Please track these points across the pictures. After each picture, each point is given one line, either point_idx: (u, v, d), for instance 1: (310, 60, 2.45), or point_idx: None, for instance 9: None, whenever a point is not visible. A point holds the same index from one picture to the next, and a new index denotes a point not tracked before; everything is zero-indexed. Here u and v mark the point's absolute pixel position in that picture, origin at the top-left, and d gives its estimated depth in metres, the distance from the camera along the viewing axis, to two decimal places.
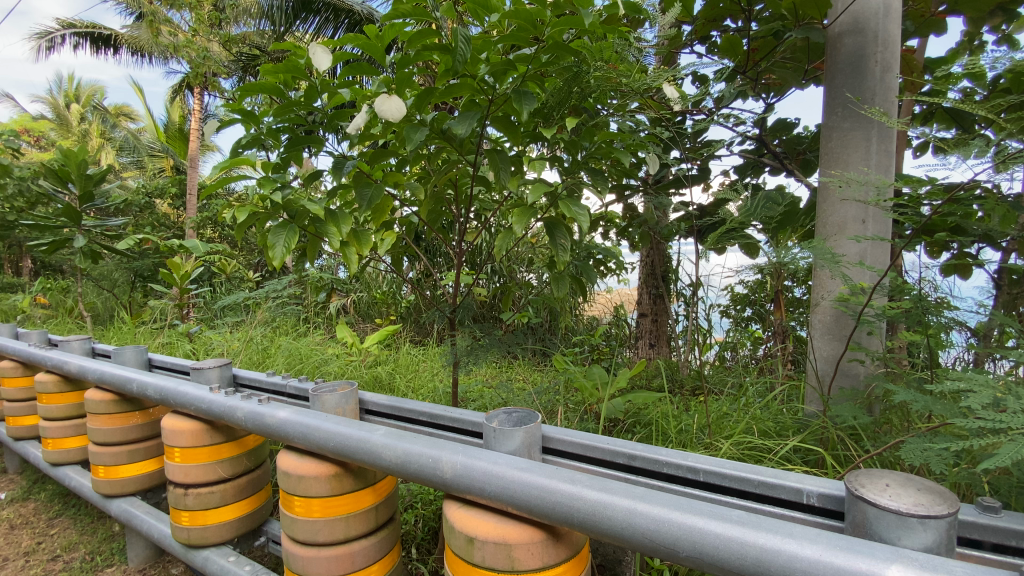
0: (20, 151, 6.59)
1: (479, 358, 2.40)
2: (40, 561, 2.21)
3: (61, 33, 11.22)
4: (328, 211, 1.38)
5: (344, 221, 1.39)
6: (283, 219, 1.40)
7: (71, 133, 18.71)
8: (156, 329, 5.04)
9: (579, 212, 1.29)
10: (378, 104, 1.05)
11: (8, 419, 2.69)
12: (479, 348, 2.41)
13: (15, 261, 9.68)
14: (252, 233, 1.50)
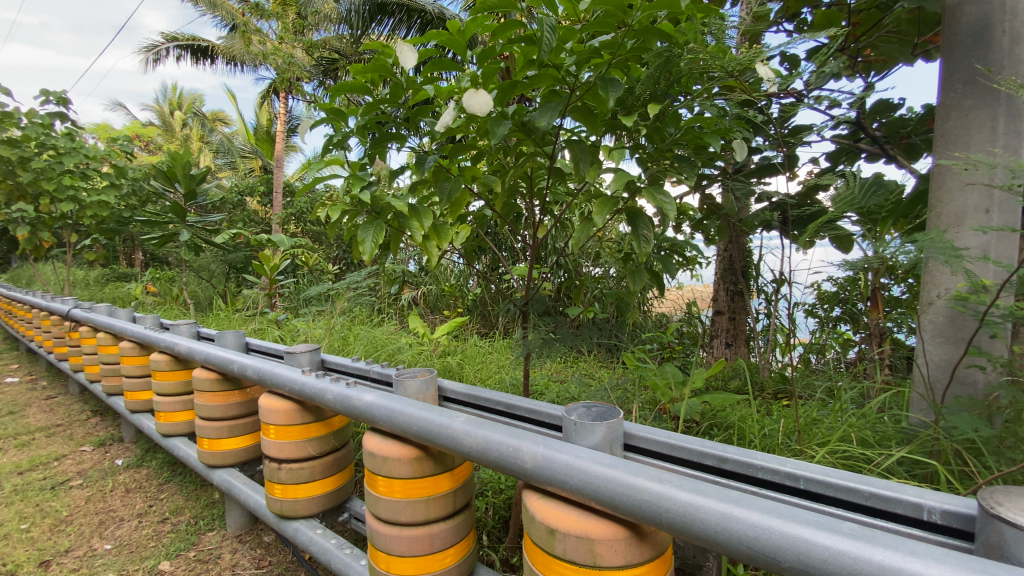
0: (134, 154, 7.37)
1: (551, 352, 2.41)
2: (152, 522, 2.47)
3: (166, 46, 12.37)
4: (411, 205, 1.42)
5: (425, 215, 1.42)
6: (370, 214, 1.45)
7: (176, 138, 20.66)
8: (248, 316, 5.48)
9: (664, 202, 1.25)
10: (466, 98, 1.06)
11: (127, 393, 3.03)
12: (550, 342, 2.42)
13: (130, 253, 10.87)
14: (340, 228, 1.58)
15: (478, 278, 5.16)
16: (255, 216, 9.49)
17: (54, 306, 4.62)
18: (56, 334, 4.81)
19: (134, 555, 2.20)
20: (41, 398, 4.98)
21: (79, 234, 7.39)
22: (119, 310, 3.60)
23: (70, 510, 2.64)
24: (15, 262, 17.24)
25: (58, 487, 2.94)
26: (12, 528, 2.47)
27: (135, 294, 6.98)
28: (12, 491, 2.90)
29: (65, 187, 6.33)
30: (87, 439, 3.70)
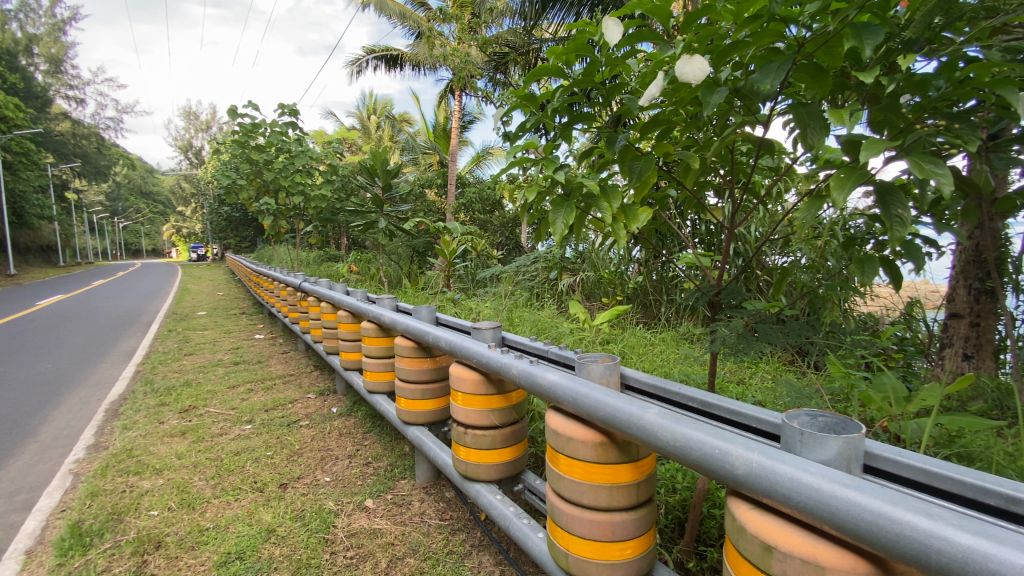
0: (343, 154, 8.71)
1: (747, 350, 2.19)
2: (359, 463, 2.93)
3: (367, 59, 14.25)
4: (602, 187, 1.41)
5: (616, 197, 1.40)
6: (561, 195, 1.47)
7: (372, 139, 23.85)
8: (428, 295, 6.11)
9: (936, 169, 1.01)
10: (680, 67, 1.02)
11: (343, 353, 3.62)
12: (750, 337, 2.20)
13: (338, 238, 12.93)
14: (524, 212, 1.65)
15: (641, 265, 4.96)
16: (432, 205, 10.50)
17: (290, 280, 5.73)
18: (290, 303, 5.96)
19: (346, 489, 2.63)
20: (280, 352, 6.26)
21: (305, 222, 9.03)
22: (337, 285, 4.33)
23: (301, 444, 3.27)
24: (261, 243, 21.95)
25: (293, 424, 3.66)
26: (263, 453, 3.15)
27: (342, 273, 8.31)
28: (263, 424, 3.70)
29: (296, 183, 7.75)
30: (311, 389, 4.55)
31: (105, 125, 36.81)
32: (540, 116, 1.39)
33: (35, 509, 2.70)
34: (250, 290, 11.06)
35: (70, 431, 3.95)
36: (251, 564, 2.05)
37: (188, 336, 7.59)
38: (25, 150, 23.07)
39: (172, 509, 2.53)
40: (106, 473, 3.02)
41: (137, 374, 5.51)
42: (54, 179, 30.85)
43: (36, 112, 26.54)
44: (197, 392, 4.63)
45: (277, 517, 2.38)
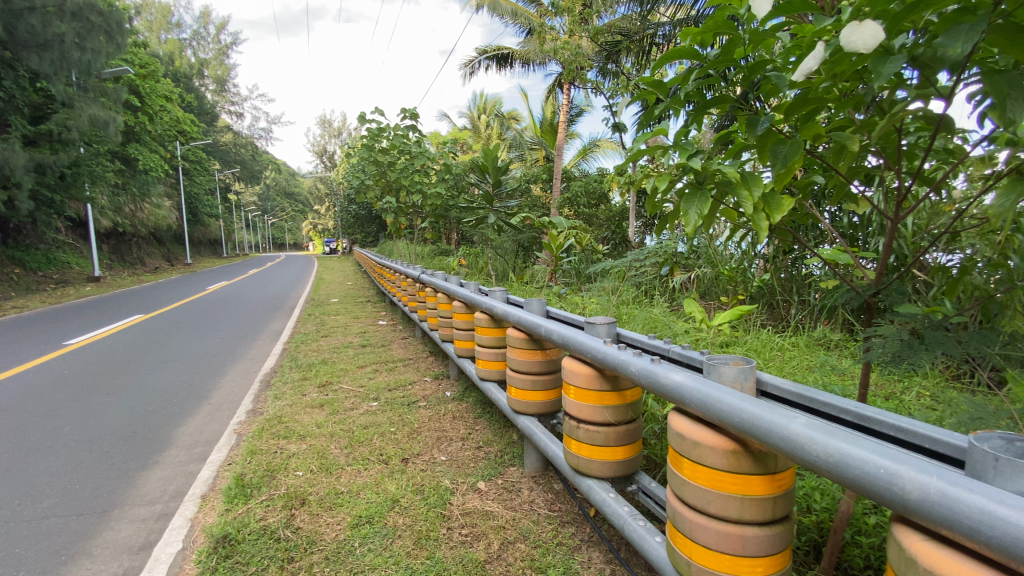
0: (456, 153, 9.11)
1: (915, 362, 1.86)
2: (472, 446, 3.07)
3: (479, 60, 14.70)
4: (741, 173, 1.34)
5: (757, 184, 1.32)
6: (694, 184, 1.42)
7: (482, 137, 24.64)
8: (535, 289, 6.17)
9: None
10: (846, 34, 0.95)
11: (457, 341, 3.80)
12: (917, 346, 1.88)
13: (449, 233, 13.60)
14: (651, 203, 1.64)
15: (767, 262, 4.54)
16: (538, 200, 10.60)
17: (410, 272, 6.16)
18: (410, 293, 6.41)
19: (461, 470, 2.77)
20: (400, 338, 6.77)
21: (422, 218, 9.62)
22: (451, 277, 4.57)
23: (420, 423, 3.51)
24: (383, 238, 23.84)
25: (412, 404, 3.94)
26: (387, 429, 3.43)
27: (454, 266, 8.72)
28: (387, 402, 4.03)
29: (415, 182, 8.29)
30: (427, 373, 4.86)
31: (259, 135, 42.31)
32: (671, 102, 1.35)
33: (210, 460, 3.22)
34: (374, 280, 12.07)
35: (234, 397, 4.65)
36: (378, 529, 2.25)
37: (323, 320, 8.50)
38: (200, 159, 27.43)
39: (313, 471, 2.87)
40: (262, 435, 3.50)
41: (284, 351, 6.31)
42: (220, 183, 36.29)
43: (207, 126, 31.31)
44: (331, 370, 5.18)
45: (400, 489, 2.59)
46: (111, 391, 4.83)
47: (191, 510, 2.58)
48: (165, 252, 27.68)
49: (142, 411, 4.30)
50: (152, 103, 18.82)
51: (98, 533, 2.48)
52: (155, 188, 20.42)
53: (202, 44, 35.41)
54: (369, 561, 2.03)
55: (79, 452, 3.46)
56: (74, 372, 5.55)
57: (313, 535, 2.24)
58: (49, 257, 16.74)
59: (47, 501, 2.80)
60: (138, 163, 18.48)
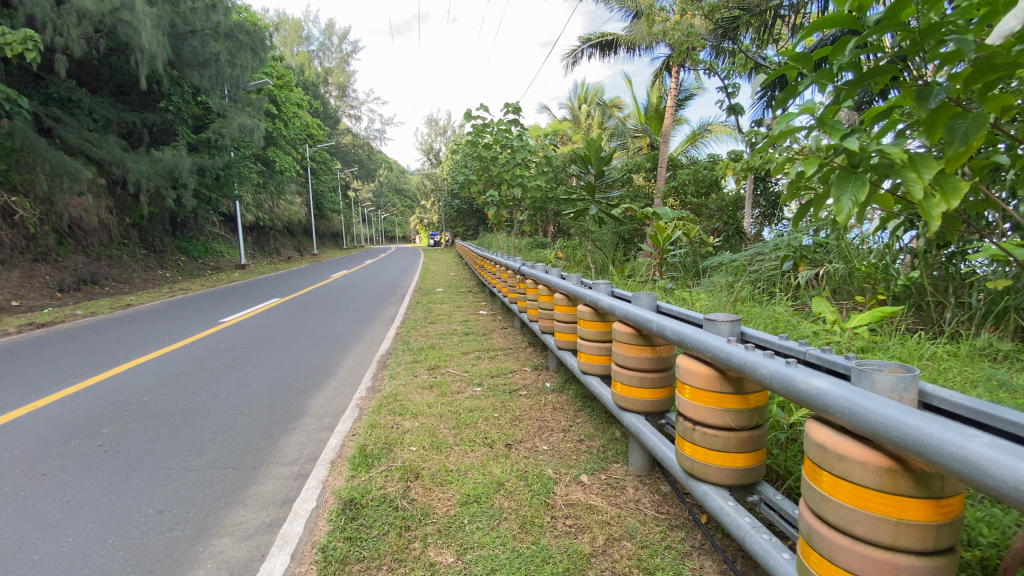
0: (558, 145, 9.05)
1: None
2: (574, 439, 3.07)
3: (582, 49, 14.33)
4: (909, 154, 1.41)
5: (926, 166, 1.38)
6: (850, 164, 1.54)
7: (582, 128, 24.31)
8: (637, 284, 5.96)
9: None
10: None
11: (558, 333, 3.80)
12: None
13: (549, 225, 13.62)
14: (793, 184, 1.79)
15: (916, 257, 3.93)
16: (641, 189, 10.20)
17: (511, 264, 6.26)
18: (510, 284, 6.53)
19: (563, 461, 2.79)
20: (500, 327, 6.95)
21: (523, 210, 9.74)
22: (553, 269, 4.57)
23: (522, 411, 3.58)
24: (483, 230, 24.63)
25: (513, 392, 4.04)
26: (491, 414, 3.55)
27: (551, 259, 8.74)
28: (490, 388, 4.17)
29: (516, 176, 8.39)
30: (527, 362, 4.94)
31: (374, 135, 45.64)
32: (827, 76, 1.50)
33: (338, 430, 3.58)
34: (475, 271, 12.49)
35: (355, 374, 5.12)
36: (485, 510, 2.34)
37: (430, 308, 9.00)
38: (324, 159, 30.32)
39: (425, 448, 3.06)
40: (380, 411, 3.80)
41: (397, 335, 6.80)
42: (342, 181, 39.82)
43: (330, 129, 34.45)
44: (439, 354, 5.47)
45: (505, 473, 2.67)
46: (257, 364, 5.57)
47: (323, 474, 2.89)
48: (296, 243, 31.06)
49: (282, 382, 4.90)
50: (286, 110, 21.10)
51: (249, 486, 2.87)
52: (289, 186, 22.93)
53: (328, 54, 38.87)
54: (477, 539, 2.12)
55: (234, 415, 4.03)
56: (228, 346, 6.47)
57: (426, 508, 2.39)
58: (207, 248, 19.58)
59: (210, 454, 3.31)
60: (275, 165, 20.86)
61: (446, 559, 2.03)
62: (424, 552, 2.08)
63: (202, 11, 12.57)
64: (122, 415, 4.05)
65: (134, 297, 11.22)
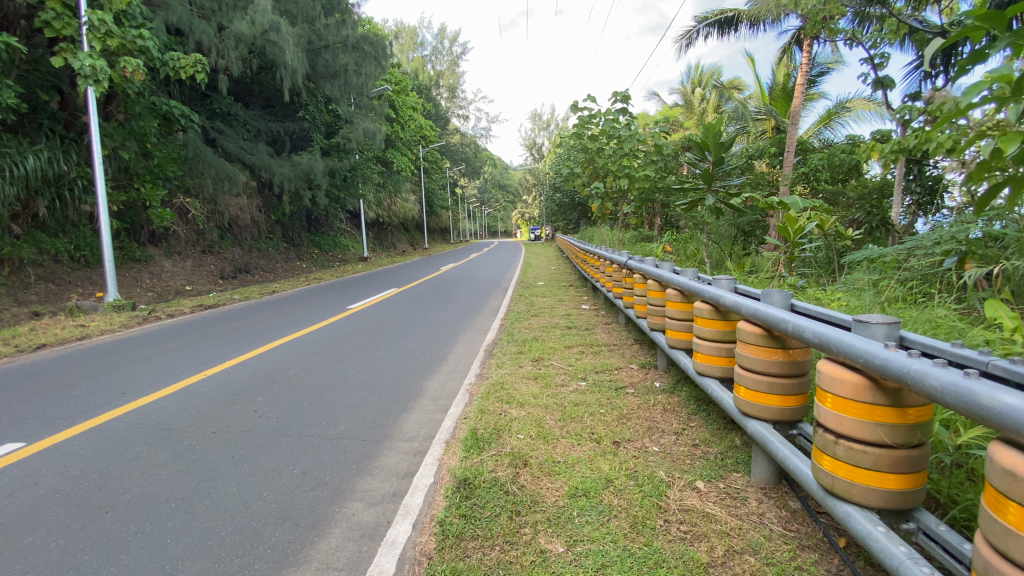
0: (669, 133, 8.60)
1: None
2: (687, 443, 2.92)
3: (697, 29, 13.37)
4: None
5: None
6: None
7: (695, 114, 22.91)
8: (759, 283, 5.46)
9: None
10: None
11: (670, 331, 3.63)
12: None
13: (656, 218, 13.04)
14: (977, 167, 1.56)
15: None
16: (763, 178, 9.36)
17: (617, 257, 6.09)
18: (616, 279, 6.36)
19: (676, 464, 2.67)
20: (604, 322, 6.83)
21: (629, 203, 9.43)
22: (665, 264, 4.37)
23: (629, 409, 3.49)
24: (587, 223, 24.40)
25: (620, 389, 3.95)
26: (597, 409, 3.51)
27: (659, 253, 8.37)
28: (595, 383, 4.13)
29: (623, 167, 8.15)
30: (634, 360, 4.80)
31: (480, 133, 47.10)
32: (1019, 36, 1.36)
33: (451, 413, 3.79)
34: (578, 265, 12.40)
35: (464, 361, 5.37)
36: (594, 504, 2.33)
37: (533, 301, 9.11)
38: (436, 158, 31.92)
39: (532, 437, 3.12)
40: (488, 397, 3.96)
41: (502, 326, 7.00)
42: (450, 179, 41.75)
43: (441, 130, 36.20)
44: (543, 347, 5.52)
45: (613, 470, 2.63)
46: (379, 347, 6.07)
47: (438, 452, 3.08)
48: (409, 238, 33.24)
49: (400, 365, 5.29)
50: (403, 113, 22.57)
51: (375, 457, 3.16)
52: (404, 184, 24.57)
53: (439, 57, 40.59)
54: (588, 533, 2.12)
55: (360, 392, 4.45)
56: (354, 330, 7.14)
57: (535, 495, 2.45)
58: (335, 241, 21.69)
59: (342, 426, 3.69)
60: (393, 165, 22.42)
61: (557, 548, 2.05)
62: (534, 538, 2.13)
63: (333, 27, 13.90)
64: (270, 387, 4.67)
65: (277, 284, 12.79)
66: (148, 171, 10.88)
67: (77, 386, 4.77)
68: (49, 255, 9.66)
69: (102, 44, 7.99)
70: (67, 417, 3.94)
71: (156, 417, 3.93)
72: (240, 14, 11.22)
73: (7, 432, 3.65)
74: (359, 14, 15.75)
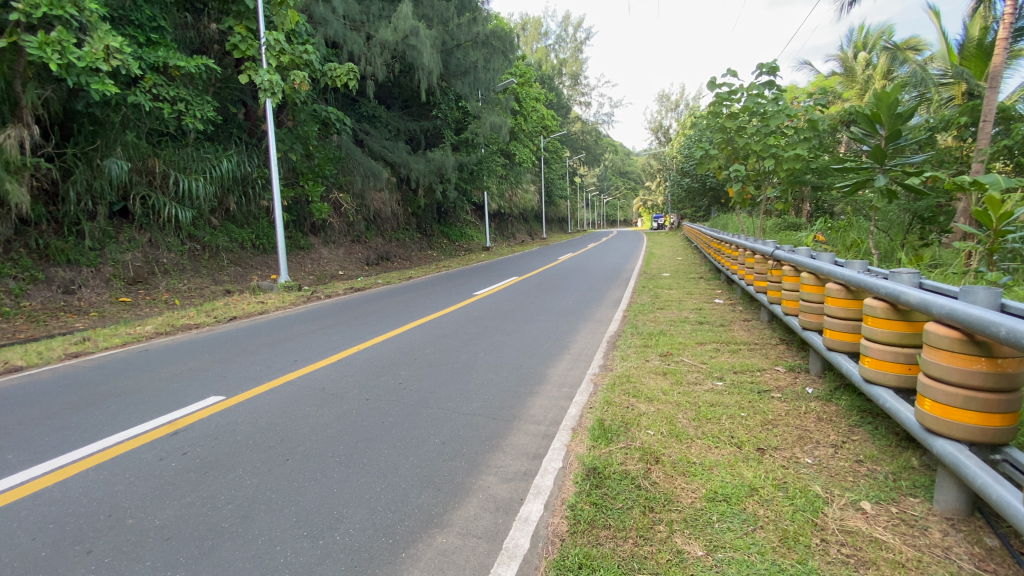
0: (826, 106, 7.56)
1: None
2: (848, 458, 2.59)
3: None
4: None
5: None
6: None
7: (856, 85, 19.94)
8: (944, 280, 4.59)
9: None
10: None
11: (828, 332, 3.23)
12: None
13: (804, 204, 11.64)
14: None
15: None
16: (949, 154, 7.85)
17: (760, 247, 5.56)
18: (757, 271, 5.81)
19: (835, 480, 2.39)
20: (741, 319, 6.30)
21: (773, 187, 8.51)
22: (823, 255, 3.88)
23: (775, 416, 3.19)
24: (719, 211, 22.71)
25: (764, 393, 3.62)
26: (736, 412, 3.27)
27: (809, 243, 7.48)
28: (734, 384, 3.84)
29: (769, 146, 7.37)
30: (779, 361, 4.37)
31: (603, 120, 46.06)
32: None
33: (577, 401, 3.81)
34: (709, 256, 11.60)
35: (588, 351, 5.36)
36: (736, 512, 2.18)
37: (658, 293, 8.73)
38: (557, 148, 31.98)
39: (664, 434, 3.00)
40: (615, 389, 3.90)
41: (625, 318, 6.84)
42: (571, 168, 41.54)
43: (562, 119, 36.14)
44: (671, 342, 5.27)
45: (758, 478, 2.43)
46: (505, 332, 6.31)
47: (566, 438, 3.13)
48: (528, 228, 33.88)
49: (527, 351, 5.45)
50: (527, 105, 22.96)
51: (505, 436, 3.30)
52: (527, 174, 25.06)
53: (563, 45, 40.29)
54: (730, 540, 2.00)
55: (489, 374, 4.68)
56: (481, 315, 7.50)
57: (670, 494, 2.36)
58: (461, 232, 22.90)
59: (475, 403, 3.93)
60: (517, 157, 22.91)
61: (695, 551, 1.97)
62: (670, 537, 2.06)
63: (465, 25, 14.57)
64: (410, 363, 5.13)
65: (413, 271, 13.90)
66: (310, 170, 12.51)
67: (261, 353, 5.70)
68: (238, 243, 11.56)
69: (277, 60, 9.33)
70: (254, 378, 4.74)
71: (321, 383, 4.56)
72: (386, 22, 12.26)
73: (213, 387, 4.51)
74: (487, 10, 16.30)
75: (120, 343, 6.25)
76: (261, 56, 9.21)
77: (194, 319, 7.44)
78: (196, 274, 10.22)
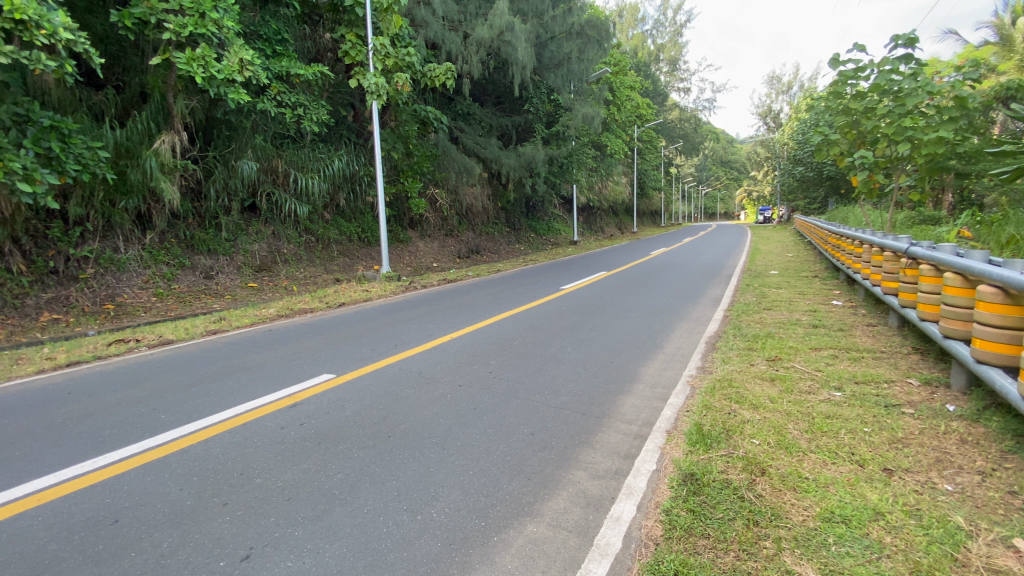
0: (978, 81, 6.52)
1: None
2: (1000, 489, 2.24)
3: None
4: None
5: None
6: None
7: (1017, 52, 16.95)
8: None
9: None
10: None
11: (977, 341, 2.80)
12: None
13: (946, 194, 10.12)
14: None
15: None
16: None
17: (890, 243, 4.93)
18: (885, 270, 5.18)
19: (983, 513, 2.08)
20: (863, 323, 5.66)
21: (908, 175, 7.51)
22: (974, 252, 3.35)
23: (907, 434, 2.83)
24: (836, 202, 20.51)
25: (892, 408, 3.23)
26: (858, 427, 2.95)
27: (952, 239, 6.51)
28: (855, 396, 3.46)
29: (903, 129, 6.51)
30: (912, 373, 3.86)
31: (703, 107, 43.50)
32: None
33: (672, 403, 3.67)
34: (826, 253, 10.52)
35: (684, 351, 5.13)
36: (857, 536, 1.98)
37: (764, 292, 8.11)
38: (652, 139, 30.78)
39: (771, 444, 2.80)
40: (714, 393, 3.70)
41: (726, 318, 6.44)
42: (666, 158, 39.78)
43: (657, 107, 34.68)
44: (780, 345, 4.87)
45: (884, 502, 2.18)
46: (595, 328, 6.23)
47: (660, 440, 3.03)
48: (619, 222, 33.02)
49: (618, 348, 5.34)
50: (621, 95, 22.31)
51: (596, 432, 3.27)
52: (620, 166, 24.41)
53: (661, 30, 38.54)
54: (849, 567, 1.83)
55: (579, 369, 4.65)
56: (570, 309, 7.47)
57: (777, 509, 2.20)
58: (550, 226, 22.92)
59: (564, 397, 3.93)
60: (610, 149, 22.42)
61: (807, 573, 1.82)
62: (777, 555, 1.93)
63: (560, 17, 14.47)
64: (500, 353, 5.26)
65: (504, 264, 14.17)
66: (411, 167, 13.21)
67: (365, 337, 6.16)
68: (347, 236, 12.53)
69: (383, 64, 9.93)
70: (360, 360, 5.14)
71: (418, 367, 4.83)
72: (482, 20, 12.53)
73: (325, 366, 4.97)
74: None
75: (249, 323, 7.09)
76: (368, 60, 9.85)
77: (309, 304, 8.23)
78: (310, 264, 11.27)
